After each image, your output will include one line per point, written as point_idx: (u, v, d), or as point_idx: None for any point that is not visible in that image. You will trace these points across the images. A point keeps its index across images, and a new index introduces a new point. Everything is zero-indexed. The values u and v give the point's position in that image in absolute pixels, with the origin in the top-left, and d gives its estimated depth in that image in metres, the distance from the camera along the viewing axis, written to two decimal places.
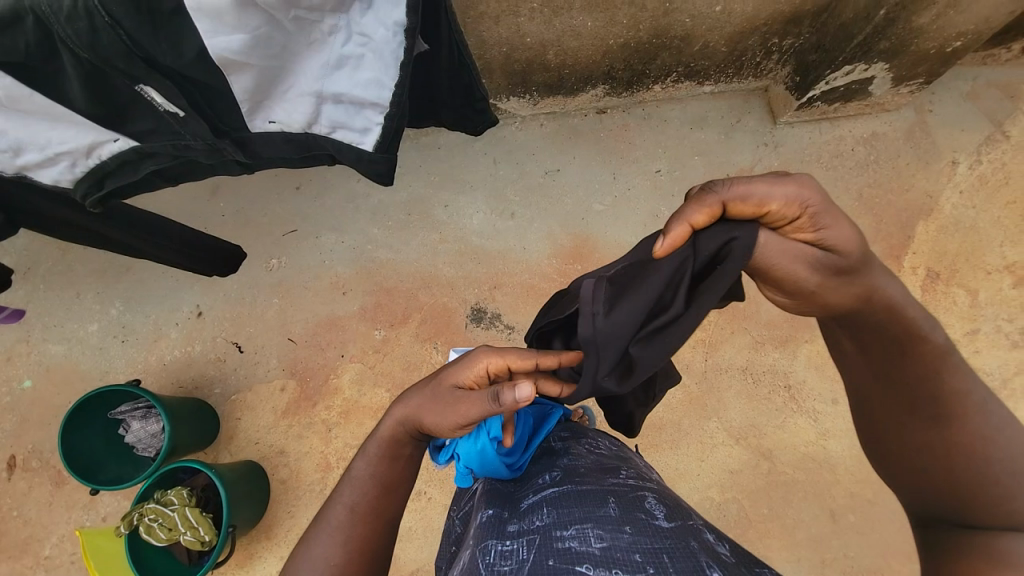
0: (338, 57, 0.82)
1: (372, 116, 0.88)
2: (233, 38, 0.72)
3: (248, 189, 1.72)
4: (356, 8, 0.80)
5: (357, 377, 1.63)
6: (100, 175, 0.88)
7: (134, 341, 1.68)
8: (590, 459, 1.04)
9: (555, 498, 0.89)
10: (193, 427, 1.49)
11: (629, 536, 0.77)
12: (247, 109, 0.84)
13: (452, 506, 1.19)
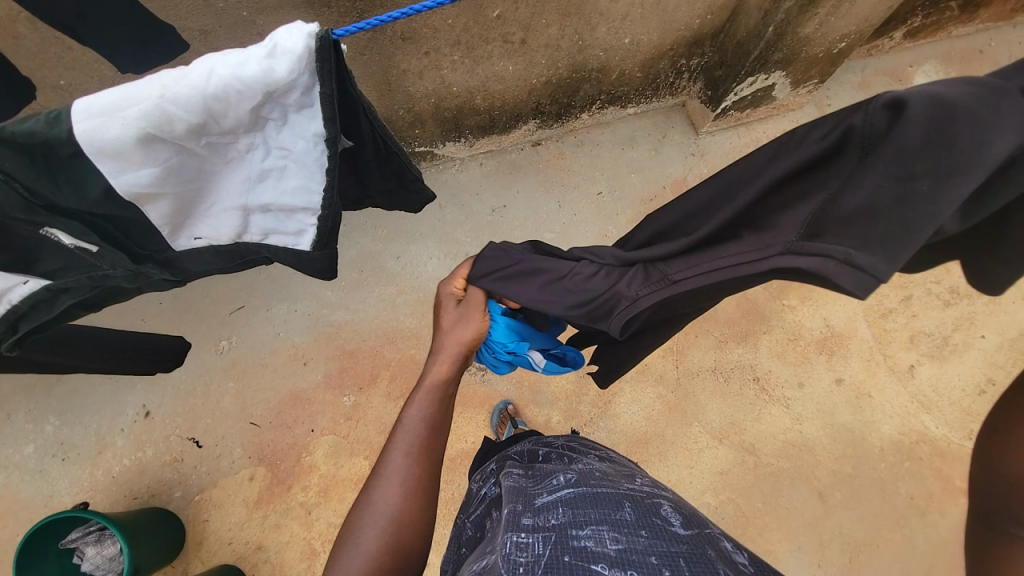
0: (260, 171, 0.77)
1: (305, 219, 0.84)
2: (141, 173, 0.67)
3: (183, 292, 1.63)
4: (270, 125, 0.72)
5: (331, 450, 1.55)
6: (12, 320, 0.82)
7: (75, 457, 1.52)
8: (603, 466, 1.04)
9: (571, 499, 0.89)
10: (154, 542, 1.34)
11: (645, 539, 0.78)
12: (168, 231, 0.79)
13: (462, 511, 1.13)
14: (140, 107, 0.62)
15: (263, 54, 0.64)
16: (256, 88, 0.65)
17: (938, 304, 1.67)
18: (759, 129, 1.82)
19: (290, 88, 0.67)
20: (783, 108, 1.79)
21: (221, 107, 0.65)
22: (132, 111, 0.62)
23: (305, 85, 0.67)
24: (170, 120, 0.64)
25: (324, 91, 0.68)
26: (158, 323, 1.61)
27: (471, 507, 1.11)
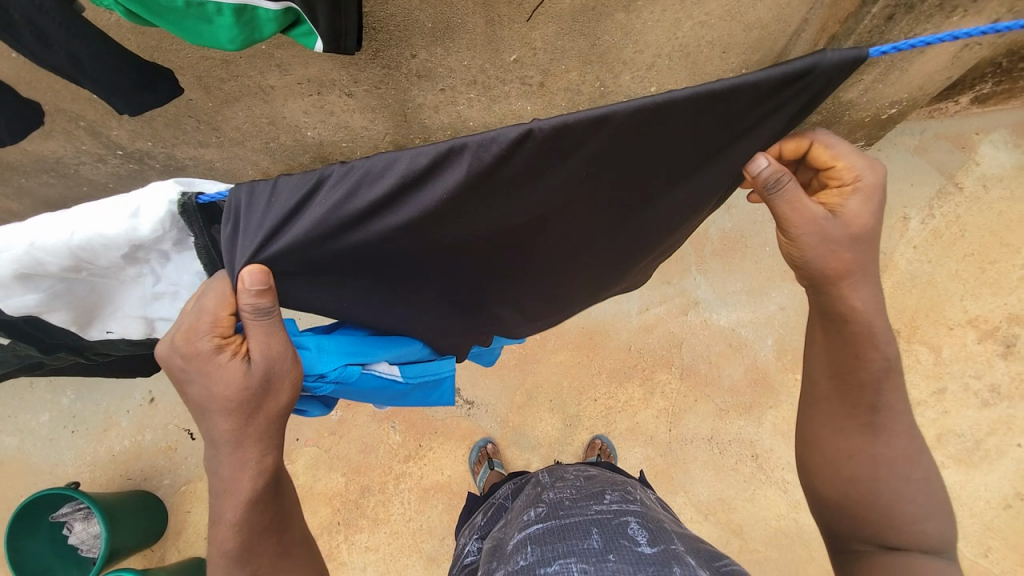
0: (153, 293, 0.76)
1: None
2: (27, 298, 0.71)
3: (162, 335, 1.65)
4: (150, 262, 0.71)
5: (312, 462, 1.58)
6: None
7: (84, 431, 1.63)
8: (574, 488, 0.99)
9: (539, 535, 0.83)
10: (134, 528, 1.42)
11: (613, 565, 0.73)
12: (76, 327, 0.80)
13: (459, 543, 1.12)
14: (12, 253, 0.64)
15: (125, 214, 0.63)
16: (121, 243, 0.65)
17: (975, 402, 1.55)
18: None
19: (161, 239, 0.67)
20: None
21: (89, 254, 0.66)
22: (6, 256, 0.64)
23: (176, 236, 0.68)
24: (40, 264, 0.65)
25: (198, 242, 0.68)
26: None
27: (456, 562, 1.04)
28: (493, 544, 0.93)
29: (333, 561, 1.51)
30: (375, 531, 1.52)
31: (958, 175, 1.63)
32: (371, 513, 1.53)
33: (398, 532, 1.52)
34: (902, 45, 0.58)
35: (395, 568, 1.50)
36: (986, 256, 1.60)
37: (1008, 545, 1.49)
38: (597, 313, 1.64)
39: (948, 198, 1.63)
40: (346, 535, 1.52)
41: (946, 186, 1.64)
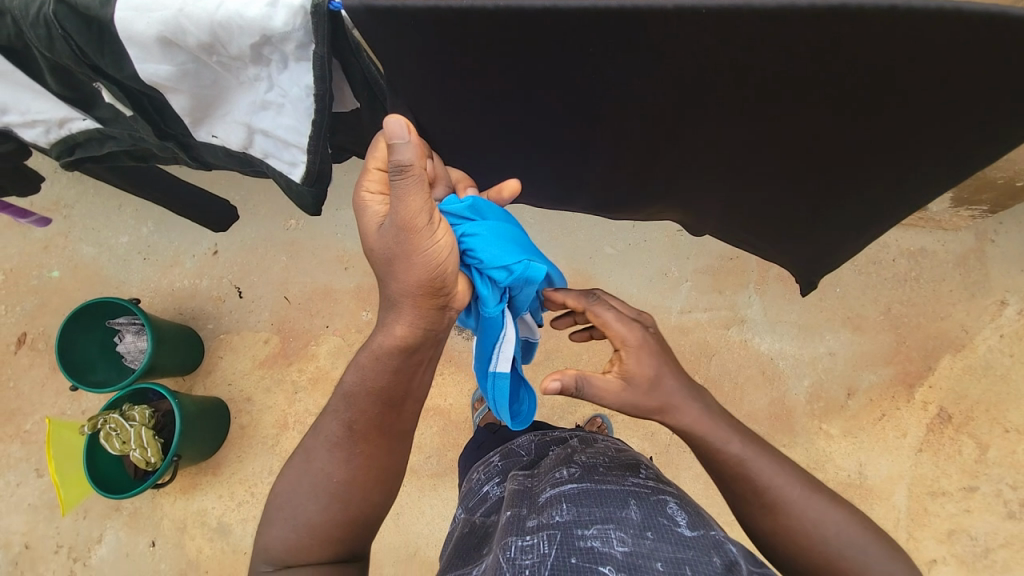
0: (263, 100, 0.77)
1: (300, 156, 0.84)
2: (161, 69, 0.71)
3: (262, 188, 1.83)
4: (272, 65, 0.71)
5: (334, 350, 1.69)
6: (71, 144, 0.97)
7: (153, 261, 1.82)
8: (606, 454, 1.01)
9: (575, 495, 0.87)
10: (173, 355, 1.57)
11: (652, 542, 0.78)
12: (190, 121, 0.84)
13: (470, 475, 1.18)
14: (163, 14, 0.65)
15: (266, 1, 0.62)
16: (255, 30, 0.65)
17: (1000, 511, 1.43)
18: (892, 235, 1.61)
19: (288, 38, 0.65)
20: (932, 223, 1.57)
21: (225, 36, 0.66)
22: (157, 15, 0.65)
23: (303, 41, 0.66)
24: (182, 34, 0.67)
25: (317, 52, 0.66)
26: (254, 182, 1.84)
27: (475, 501, 1.07)
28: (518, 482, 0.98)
29: None
30: None
31: None
32: None
33: None
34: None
35: None
36: None
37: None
38: (638, 299, 1.66)
39: None
40: None
41: None
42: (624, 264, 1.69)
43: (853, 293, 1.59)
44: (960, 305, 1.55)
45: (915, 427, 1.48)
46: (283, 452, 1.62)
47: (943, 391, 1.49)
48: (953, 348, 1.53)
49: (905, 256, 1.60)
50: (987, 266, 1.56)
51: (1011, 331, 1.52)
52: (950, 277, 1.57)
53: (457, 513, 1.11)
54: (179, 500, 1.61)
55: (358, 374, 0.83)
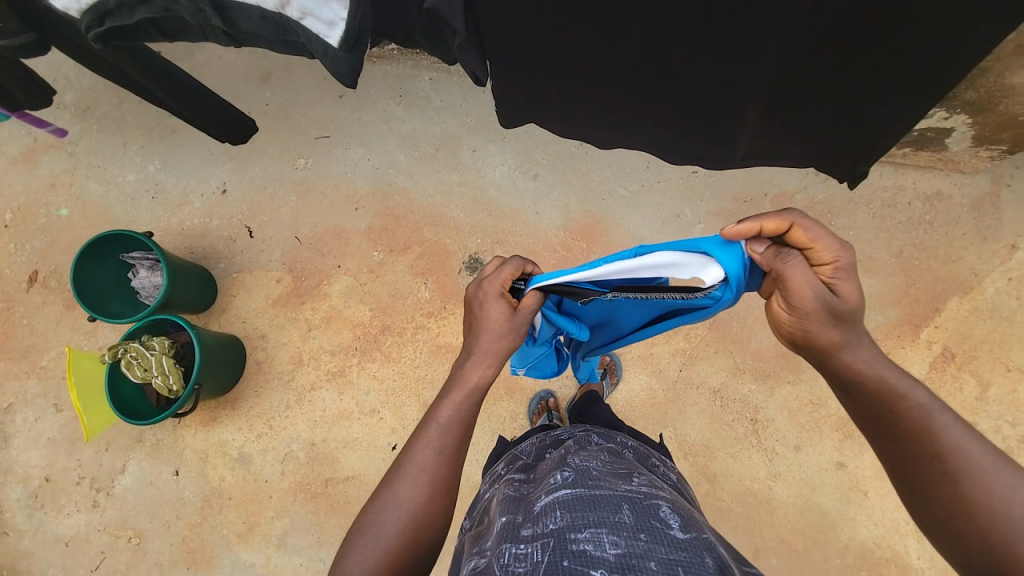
0: None
1: (340, 10, 0.79)
2: None
3: (268, 126, 1.81)
4: None
5: (347, 289, 1.70)
6: (100, 12, 0.89)
7: (162, 201, 1.80)
8: (601, 463, 1.02)
9: (569, 501, 0.88)
10: (189, 290, 1.58)
11: (644, 543, 0.78)
12: None
13: (476, 494, 1.21)
14: None
15: None
16: None
17: (999, 446, 1.50)
18: (909, 177, 1.59)
19: None
20: (948, 165, 1.55)
21: None
22: None
23: None
24: None
25: None
26: (260, 121, 1.81)
27: (478, 509, 1.10)
28: (513, 495, 1.00)
29: (342, 378, 1.66)
30: (386, 365, 1.66)
31: None
32: (386, 350, 1.67)
33: (404, 373, 1.65)
34: None
35: (394, 401, 1.63)
36: None
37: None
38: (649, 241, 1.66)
39: None
40: (360, 360, 1.67)
41: None
42: (636, 206, 1.69)
43: (864, 237, 1.59)
44: (972, 249, 1.56)
45: (918, 365, 1.51)
46: (298, 386, 1.66)
47: (948, 331, 1.52)
48: (962, 290, 1.54)
49: (920, 199, 1.59)
50: (1002, 209, 1.56)
51: (1020, 274, 1.53)
52: (964, 220, 1.57)
53: (463, 524, 1.14)
54: (200, 432, 1.65)
55: (453, 412, 0.91)
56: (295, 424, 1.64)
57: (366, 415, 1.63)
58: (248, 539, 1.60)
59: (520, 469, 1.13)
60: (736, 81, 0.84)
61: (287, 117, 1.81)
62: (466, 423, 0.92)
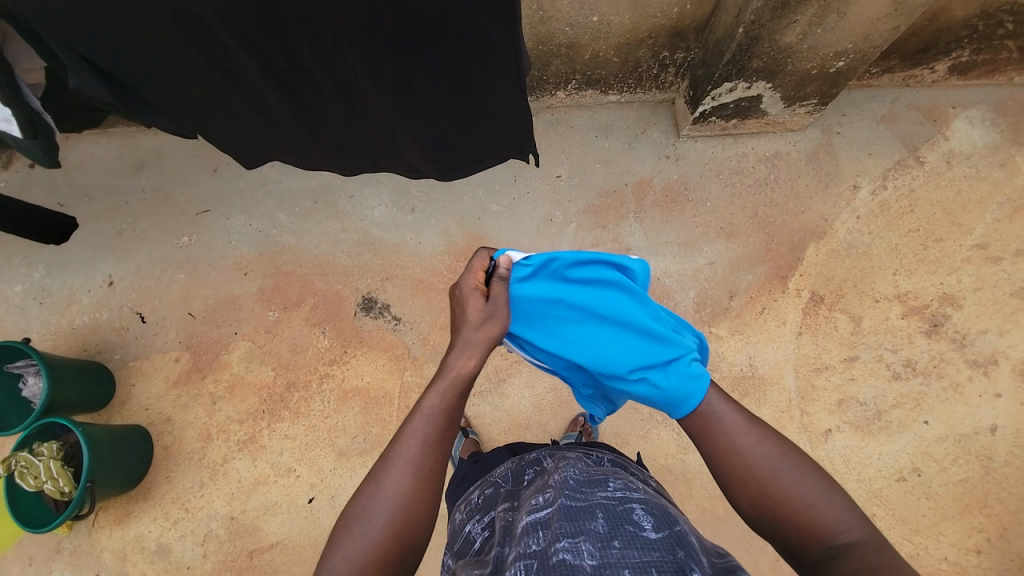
0: None
1: (5, 108, 0.83)
2: None
3: (146, 211, 1.83)
4: None
5: (246, 354, 1.71)
6: None
7: (50, 304, 1.79)
8: (577, 471, 0.98)
9: (549, 519, 0.84)
10: (77, 388, 1.55)
11: (618, 550, 0.78)
12: None
13: (457, 506, 1.15)
14: None
15: None
16: None
17: (886, 374, 1.55)
18: (748, 144, 1.71)
19: None
20: (779, 126, 1.67)
21: None
22: None
23: None
24: None
25: None
26: (139, 208, 1.83)
27: (460, 543, 1.02)
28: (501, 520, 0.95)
29: (254, 444, 1.64)
30: (296, 422, 1.65)
31: (922, 149, 1.66)
32: (294, 406, 1.66)
33: (315, 425, 1.65)
34: None
35: (309, 456, 1.63)
36: (932, 233, 1.61)
37: (898, 518, 1.48)
38: (530, 249, 1.73)
39: (905, 170, 1.65)
40: (269, 422, 1.66)
41: (906, 158, 1.66)
42: (512, 217, 1.75)
43: (721, 205, 1.70)
44: (818, 197, 1.67)
45: (793, 313, 1.60)
46: (210, 462, 1.64)
47: (812, 277, 1.61)
48: (817, 237, 1.64)
49: (763, 161, 1.71)
50: (837, 156, 1.69)
51: (865, 211, 1.65)
52: (805, 173, 1.69)
53: (446, 561, 1.04)
54: (115, 530, 1.60)
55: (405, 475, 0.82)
56: (212, 502, 1.61)
57: (282, 476, 1.61)
58: None
59: (502, 489, 1.07)
60: (358, 95, 0.86)
61: (167, 199, 1.83)
62: (439, 440, 0.84)
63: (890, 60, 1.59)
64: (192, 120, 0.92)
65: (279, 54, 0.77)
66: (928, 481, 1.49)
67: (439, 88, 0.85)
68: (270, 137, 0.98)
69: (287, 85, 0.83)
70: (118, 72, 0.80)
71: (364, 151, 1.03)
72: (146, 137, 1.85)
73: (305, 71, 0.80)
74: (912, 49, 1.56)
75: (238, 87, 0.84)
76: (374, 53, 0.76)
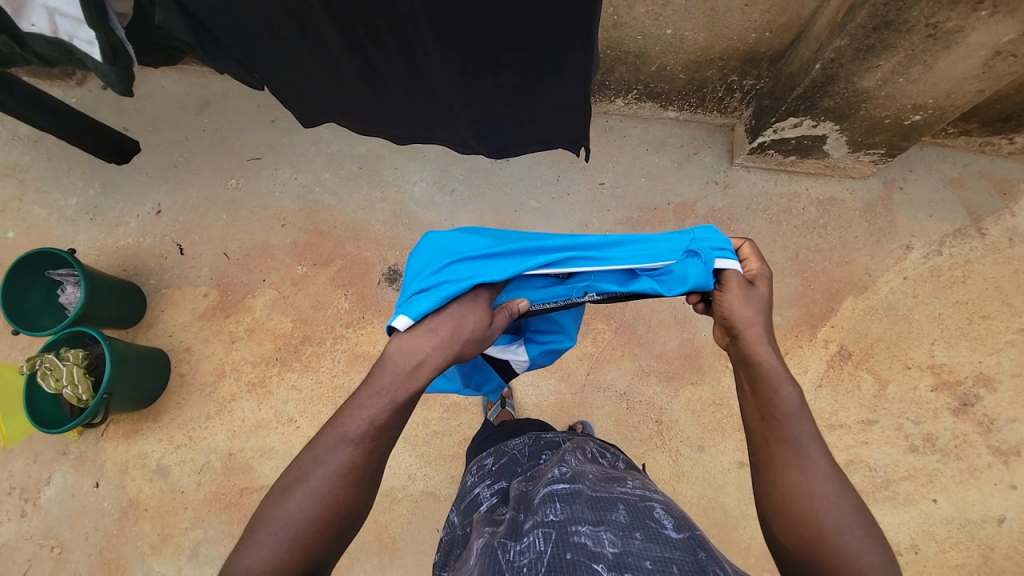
0: None
1: (90, 31, 0.88)
2: None
3: (202, 148, 1.90)
4: None
5: (270, 302, 1.76)
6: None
7: (100, 222, 1.88)
8: (597, 468, 1.03)
9: (569, 496, 0.89)
10: (109, 304, 1.63)
11: (640, 542, 0.80)
12: None
13: (468, 470, 1.23)
14: None
15: None
16: None
17: (902, 444, 1.49)
18: (802, 184, 1.66)
19: None
20: (837, 171, 1.62)
21: None
22: None
23: None
24: None
25: None
26: (196, 145, 1.90)
27: (467, 503, 1.09)
28: (517, 488, 1.00)
29: (262, 389, 1.70)
30: (305, 375, 1.70)
31: (987, 220, 1.57)
32: (305, 360, 1.71)
33: (322, 382, 1.69)
34: None
35: (311, 410, 1.67)
36: (980, 309, 1.54)
37: None
38: None
39: (964, 239, 1.57)
40: (279, 371, 1.71)
41: (968, 227, 1.58)
42: (547, 216, 1.75)
43: (762, 240, 1.65)
44: (865, 250, 1.61)
45: (815, 363, 1.55)
46: (219, 397, 1.70)
47: (843, 331, 1.56)
48: (857, 291, 1.59)
49: (814, 204, 1.65)
50: (893, 213, 1.62)
51: (913, 273, 1.58)
52: (856, 224, 1.63)
53: (451, 517, 1.11)
54: (121, 444, 1.68)
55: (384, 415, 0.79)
56: (213, 435, 1.68)
57: (283, 425, 1.67)
58: (162, 550, 1.61)
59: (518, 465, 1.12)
60: (425, 67, 0.87)
61: (223, 141, 1.90)
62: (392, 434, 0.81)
63: (970, 122, 1.52)
64: (261, 70, 0.95)
65: (357, 19, 0.79)
66: (925, 561, 1.43)
67: (506, 74, 0.85)
68: (333, 96, 1.00)
69: (359, 49, 0.85)
70: (202, 15, 0.83)
71: (420, 122, 1.04)
72: (215, 78, 1.92)
73: (379, 38, 0.82)
74: (995, 115, 1.49)
75: (311, 43, 0.86)
76: (446, 26, 0.76)
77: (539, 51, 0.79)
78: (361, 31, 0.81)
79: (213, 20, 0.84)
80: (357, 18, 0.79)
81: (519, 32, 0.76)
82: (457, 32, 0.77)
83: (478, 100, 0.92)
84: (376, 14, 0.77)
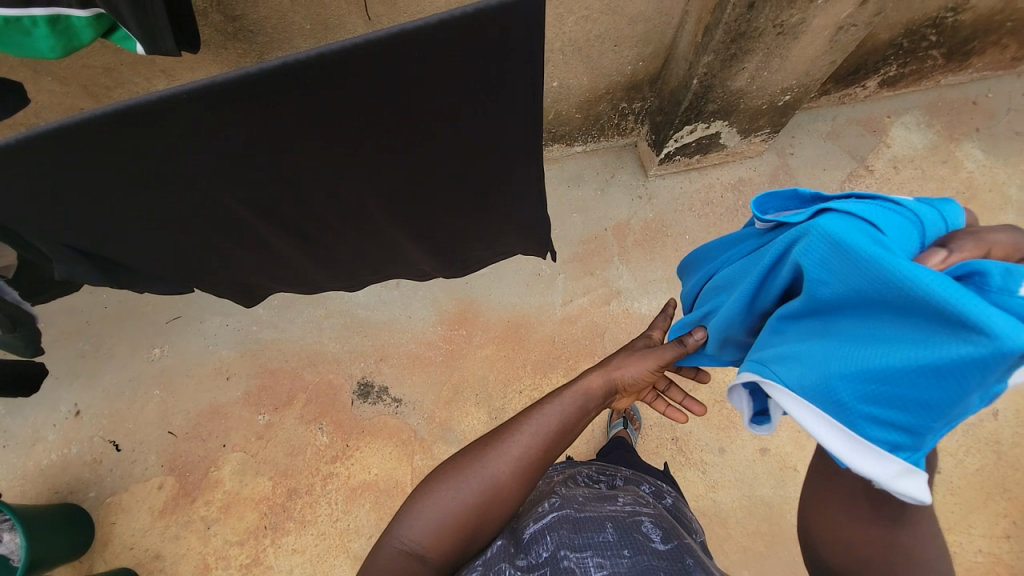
0: None
1: None
2: None
3: (111, 326, 1.71)
4: None
5: (238, 467, 1.58)
6: None
7: (10, 447, 1.61)
8: (585, 487, 0.94)
9: (557, 524, 0.80)
10: (55, 540, 1.38)
11: (630, 560, 0.73)
12: None
13: None
14: None
15: None
16: None
17: None
18: (713, 175, 1.79)
19: None
20: (737, 156, 1.76)
21: None
22: None
23: None
24: None
25: None
26: (103, 326, 1.71)
27: None
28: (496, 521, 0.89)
29: (259, 566, 1.50)
30: (302, 533, 1.52)
31: (869, 158, 1.78)
32: (298, 515, 1.53)
33: (325, 533, 1.52)
34: (426, 130, 0.68)
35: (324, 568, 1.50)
36: None
37: None
38: (523, 306, 1.70)
39: (858, 180, 1.76)
40: (273, 539, 1.52)
41: (857, 169, 1.78)
42: (499, 278, 1.74)
43: (699, 236, 1.75)
44: None
45: None
46: None
47: None
48: None
49: (729, 189, 1.78)
50: (795, 176, 1.78)
51: None
52: None
53: None
54: None
55: (538, 425, 0.81)
56: None
57: None
58: None
59: None
60: (370, 229, 0.87)
61: (134, 311, 1.72)
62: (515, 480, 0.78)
63: (826, 85, 1.72)
64: (203, 280, 0.94)
65: (283, 215, 0.78)
66: (950, 477, 1.51)
67: (450, 209, 0.86)
68: (282, 277, 0.98)
69: (295, 236, 0.84)
70: (118, 254, 0.81)
71: (378, 271, 1.03)
72: None
73: (312, 222, 0.82)
74: (844, 72, 1.70)
75: (242, 241, 0.83)
76: (374, 172, 0.74)
77: (473, 184, 0.81)
78: (291, 221, 0.80)
79: (137, 256, 0.83)
80: (286, 215, 0.78)
81: (449, 176, 0.78)
82: (388, 193, 0.79)
83: (433, 236, 0.93)
84: (300, 205, 0.77)
